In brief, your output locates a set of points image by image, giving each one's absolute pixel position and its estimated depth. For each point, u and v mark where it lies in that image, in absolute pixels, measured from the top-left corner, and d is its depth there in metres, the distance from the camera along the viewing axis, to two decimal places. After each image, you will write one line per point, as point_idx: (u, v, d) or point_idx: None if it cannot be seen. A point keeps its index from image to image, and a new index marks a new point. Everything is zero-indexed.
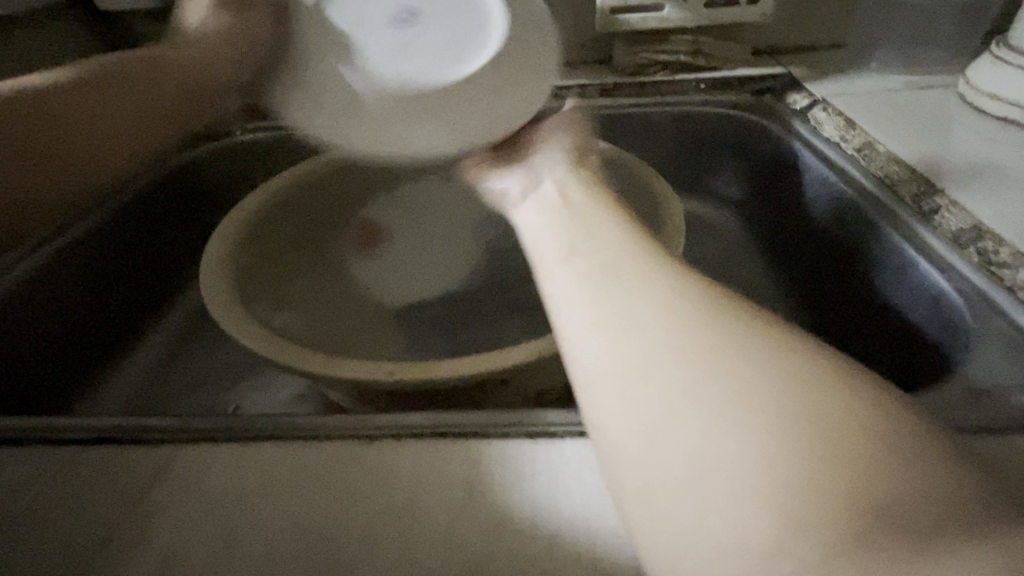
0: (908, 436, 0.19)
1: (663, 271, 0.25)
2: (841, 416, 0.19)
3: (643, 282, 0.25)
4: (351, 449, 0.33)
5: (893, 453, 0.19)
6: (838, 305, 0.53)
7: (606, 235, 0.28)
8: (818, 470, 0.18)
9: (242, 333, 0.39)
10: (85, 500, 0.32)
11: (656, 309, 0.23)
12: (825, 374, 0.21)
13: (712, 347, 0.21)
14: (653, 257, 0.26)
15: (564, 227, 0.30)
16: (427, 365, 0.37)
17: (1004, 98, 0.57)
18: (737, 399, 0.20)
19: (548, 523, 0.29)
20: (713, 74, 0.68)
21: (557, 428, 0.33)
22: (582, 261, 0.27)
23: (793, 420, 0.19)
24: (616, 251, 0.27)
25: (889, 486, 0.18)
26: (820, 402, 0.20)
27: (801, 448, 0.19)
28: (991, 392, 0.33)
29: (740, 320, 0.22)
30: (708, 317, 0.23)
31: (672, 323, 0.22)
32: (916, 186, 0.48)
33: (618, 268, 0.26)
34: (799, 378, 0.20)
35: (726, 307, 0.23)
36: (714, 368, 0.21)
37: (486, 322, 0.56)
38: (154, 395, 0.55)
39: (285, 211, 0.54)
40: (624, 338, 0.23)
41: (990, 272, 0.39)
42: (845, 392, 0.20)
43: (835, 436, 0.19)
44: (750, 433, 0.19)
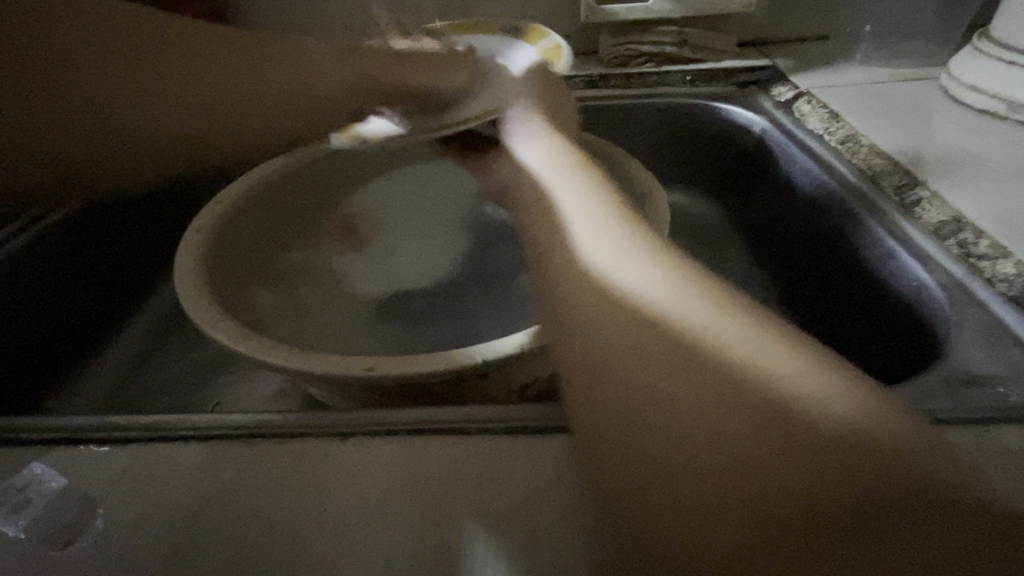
0: (853, 396, 0.21)
1: (638, 256, 0.28)
2: (798, 386, 0.21)
3: (620, 259, 0.28)
4: (327, 444, 0.33)
5: (859, 443, 0.20)
6: (821, 298, 0.53)
7: (593, 215, 0.31)
8: (776, 435, 0.20)
9: (215, 327, 0.39)
10: (48, 498, 0.31)
11: (633, 284, 0.26)
12: (785, 361, 0.22)
13: (683, 335, 0.24)
14: (632, 233, 0.29)
15: (549, 215, 0.33)
16: (406, 359, 0.37)
17: (985, 90, 0.57)
18: (710, 390, 0.22)
19: (525, 518, 0.29)
20: (698, 65, 0.68)
21: (534, 423, 0.33)
22: (566, 251, 0.30)
23: (751, 387, 0.22)
24: (593, 238, 0.29)
25: (852, 470, 0.19)
26: (785, 390, 0.21)
27: (761, 414, 0.21)
28: (971, 381, 0.32)
29: (702, 307, 0.25)
30: (673, 303, 0.25)
31: (646, 297, 0.25)
32: (898, 177, 0.48)
33: (599, 247, 0.29)
34: (764, 364, 0.22)
35: (694, 295, 0.25)
36: (680, 336, 0.24)
37: (470, 317, 0.56)
38: (130, 393, 0.54)
39: (259, 205, 0.53)
40: (615, 330, 0.25)
41: (969, 263, 0.39)
42: (788, 355, 0.22)
43: (784, 403, 0.21)
44: (723, 425, 0.21)
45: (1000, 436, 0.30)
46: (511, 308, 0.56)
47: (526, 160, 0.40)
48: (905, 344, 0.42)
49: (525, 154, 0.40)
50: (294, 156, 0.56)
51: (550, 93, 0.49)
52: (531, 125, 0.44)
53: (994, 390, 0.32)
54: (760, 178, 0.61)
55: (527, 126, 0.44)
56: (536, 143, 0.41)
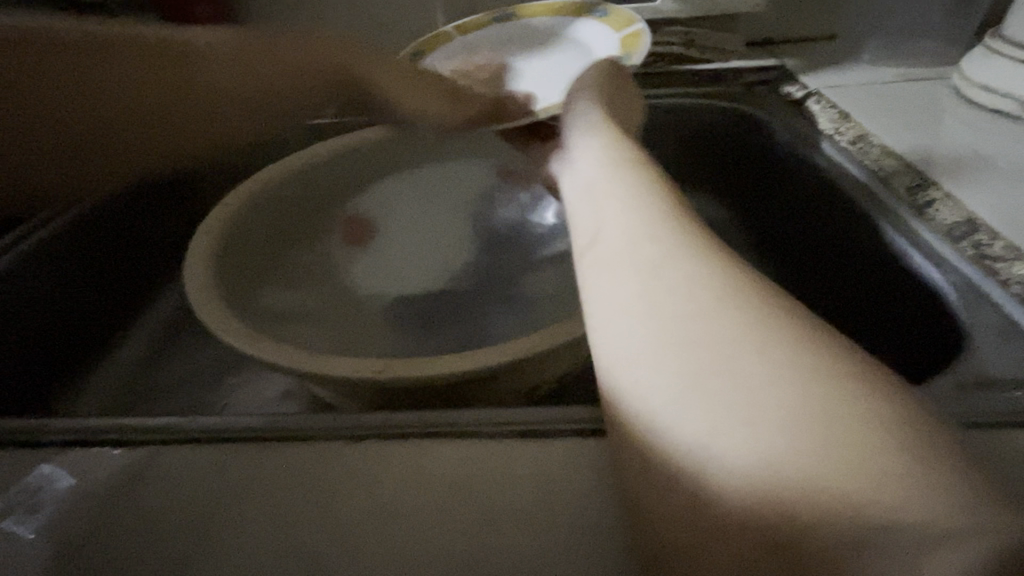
0: (901, 458, 0.19)
1: (682, 254, 0.26)
2: (836, 462, 0.19)
3: (656, 281, 0.25)
4: (337, 447, 0.33)
5: (889, 446, 0.19)
6: (833, 299, 0.53)
7: (637, 220, 0.28)
8: (780, 504, 0.19)
9: (225, 330, 0.39)
10: (59, 498, 0.31)
11: (663, 312, 0.24)
12: (827, 366, 0.21)
13: (726, 337, 0.23)
14: (675, 251, 0.26)
15: (589, 215, 0.31)
16: (416, 361, 0.37)
17: (997, 90, 0.56)
18: (739, 393, 0.21)
19: (538, 522, 0.29)
20: (707, 64, 0.67)
21: (544, 426, 0.32)
22: (604, 246, 0.28)
23: (782, 434, 0.20)
24: (639, 231, 0.28)
25: (882, 476, 0.18)
26: (823, 395, 0.20)
27: (780, 462, 0.20)
28: (987, 385, 0.32)
29: (745, 308, 0.23)
30: (717, 304, 0.24)
31: (676, 330, 0.24)
32: (910, 178, 0.48)
33: (635, 258, 0.27)
34: (805, 369, 0.21)
35: (739, 295, 0.24)
36: (707, 375, 0.22)
37: (477, 318, 0.56)
38: (138, 393, 0.54)
39: (267, 206, 0.53)
40: (646, 329, 0.24)
41: (984, 265, 0.39)
42: (845, 399, 0.20)
43: (827, 429, 0.20)
44: (750, 427, 0.21)
45: (1014, 440, 0.29)
46: (520, 310, 0.56)
47: (578, 145, 0.37)
48: (922, 347, 0.42)
49: (578, 143, 0.37)
50: (299, 157, 0.56)
51: (603, 83, 0.43)
52: (590, 109, 0.39)
53: (1011, 394, 0.31)
54: (771, 178, 0.61)
55: (582, 109, 0.40)
56: (588, 127, 0.37)
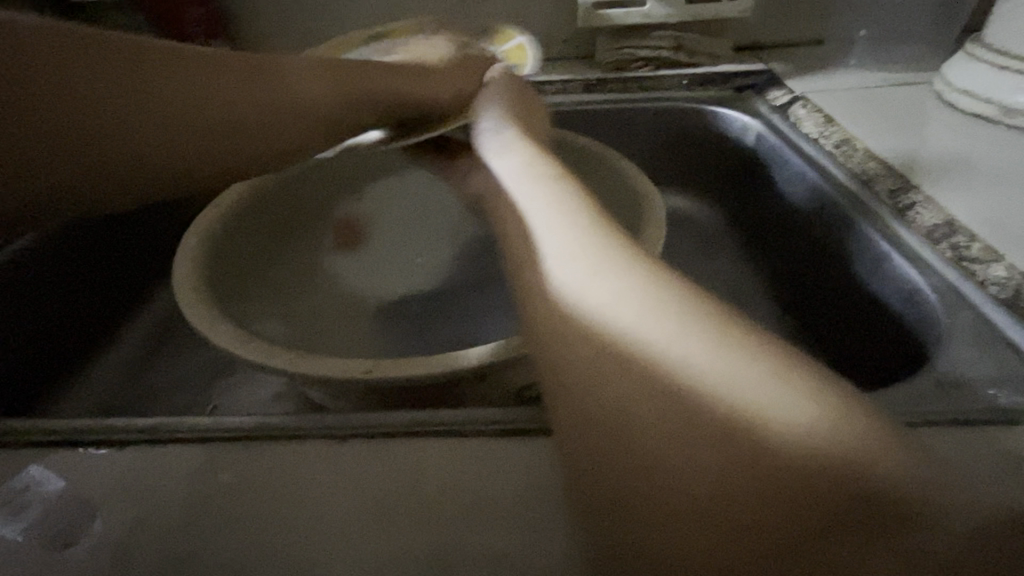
0: (863, 428, 0.21)
1: (628, 259, 0.29)
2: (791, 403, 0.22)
3: (610, 261, 0.29)
4: (323, 447, 0.33)
5: (860, 430, 0.21)
6: (816, 301, 0.53)
7: (573, 218, 0.32)
8: (800, 466, 0.21)
9: (214, 330, 0.39)
10: (49, 501, 0.31)
11: (633, 287, 0.27)
12: (784, 357, 0.24)
13: (681, 338, 0.24)
14: (602, 236, 0.30)
15: (543, 219, 0.33)
16: (403, 361, 0.37)
17: (978, 95, 0.57)
18: (715, 392, 0.23)
19: (523, 520, 0.29)
20: (694, 69, 0.68)
21: (530, 425, 0.33)
22: (561, 259, 0.30)
23: (770, 434, 0.22)
24: (578, 239, 0.30)
25: (859, 456, 0.20)
26: (789, 387, 0.22)
27: (788, 466, 0.21)
28: (964, 383, 0.33)
29: (695, 306, 0.26)
30: (669, 303, 0.26)
31: (641, 308, 0.26)
32: (892, 182, 0.48)
33: (579, 250, 0.30)
34: (762, 360, 0.23)
35: (680, 291, 0.27)
36: (681, 349, 0.24)
37: (467, 319, 0.56)
38: (128, 396, 0.54)
39: (256, 210, 0.53)
40: (618, 345, 0.25)
41: (962, 267, 0.40)
42: (801, 381, 0.23)
43: (807, 429, 0.21)
44: (732, 426, 0.22)
45: (992, 439, 0.30)
46: (509, 311, 0.56)
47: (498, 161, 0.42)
48: (890, 351, 0.43)
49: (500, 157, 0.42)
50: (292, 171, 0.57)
51: None
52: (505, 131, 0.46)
53: (987, 392, 0.32)
54: (756, 180, 0.61)
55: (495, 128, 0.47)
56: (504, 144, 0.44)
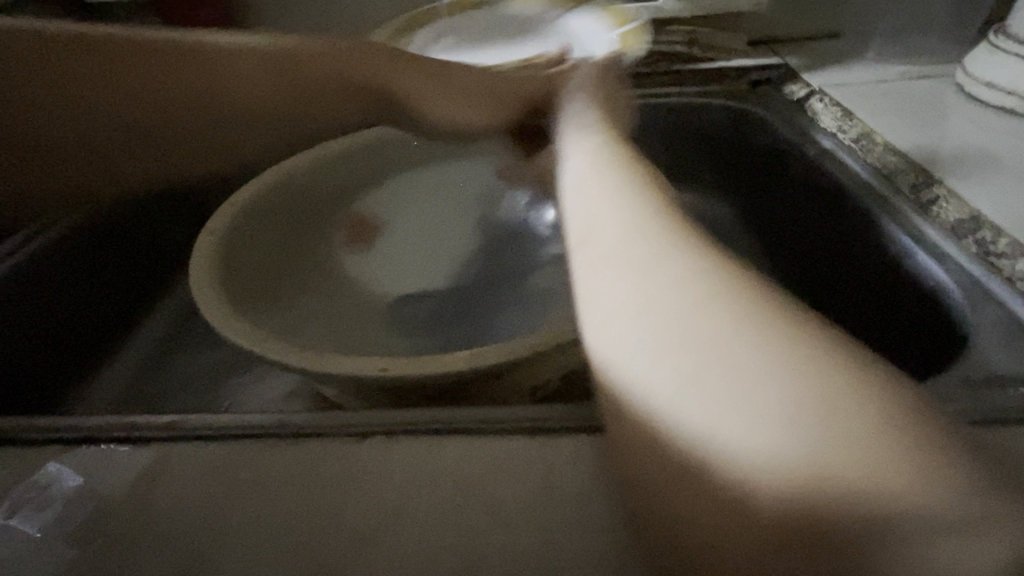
0: (904, 462, 0.19)
1: (687, 257, 0.26)
2: (825, 428, 0.20)
3: (667, 261, 0.26)
4: (340, 445, 0.33)
5: (900, 464, 0.19)
6: (834, 298, 0.53)
7: (631, 215, 0.28)
8: (804, 497, 0.20)
9: (230, 329, 0.39)
10: (69, 498, 0.32)
11: (692, 292, 0.24)
12: (862, 383, 0.21)
13: (727, 354, 0.22)
14: (652, 241, 0.27)
15: (603, 202, 0.30)
16: (419, 360, 0.37)
17: (1001, 87, 0.56)
18: (750, 408, 0.21)
19: (542, 520, 0.29)
20: (709, 63, 0.67)
21: (548, 423, 0.32)
22: (615, 255, 0.27)
23: (800, 461, 0.20)
24: (632, 231, 0.28)
25: (882, 487, 0.19)
26: (845, 419, 0.20)
27: (803, 494, 0.20)
28: (992, 382, 0.32)
29: (768, 323, 0.22)
30: (733, 316, 0.23)
31: (679, 326, 0.23)
32: (914, 176, 0.47)
33: (629, 256, 0.27)
34: (837, 384, 0.21)
35: (750, 303, 0.23)
36: (716, 383, 0.22)
37: (480, 315, 0.56)
38: (144, 394, 0.54)
39: (266, 208, 0.53)
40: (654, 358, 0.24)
41: (988, 262, 0.39)
42: (864, 409, 0.20)
43: (833, 463, 0.20)
44: (758, 446, 0.21)
45: (1022, 439, 0.29)
46: (521, 308, 0.56)
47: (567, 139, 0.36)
48: (914, 344, 0.43)
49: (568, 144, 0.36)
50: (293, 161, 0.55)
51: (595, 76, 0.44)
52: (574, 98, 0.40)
53: (1018, 391, 0.31)
54: (773, 175, 0.61)
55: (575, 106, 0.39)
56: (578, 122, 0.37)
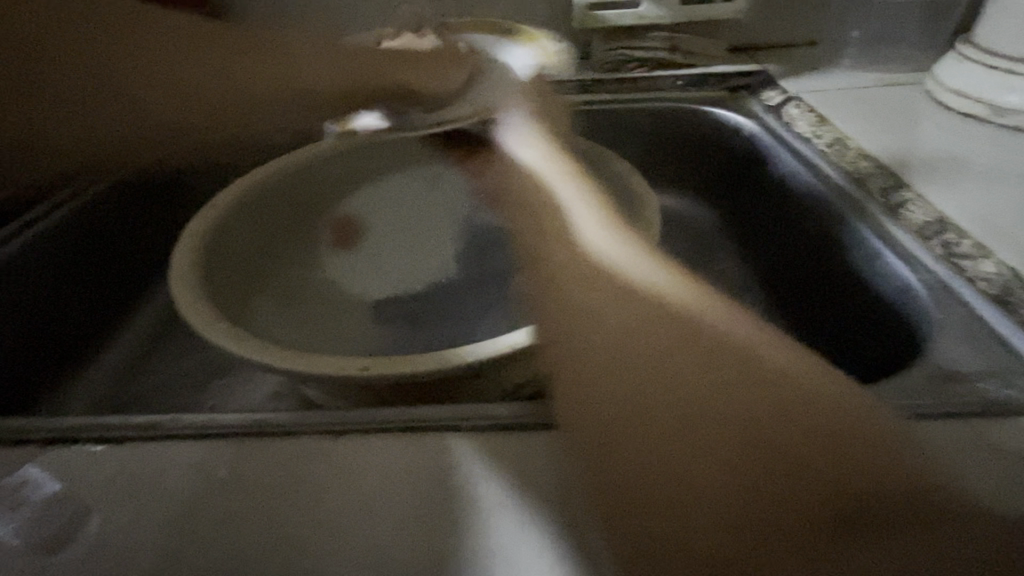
0: (853, 421, 0.24)
1: (664, 269, 0.32)
2: (791, 402, 0.25)
3: (655, 276, 0.31)
4: (320, 444, 0.33)
5: (848, 426, 0.24)
6: (808, 298, 0.54)
7: (614, 235, 0.35)
8: (793, 462, 0.24)
9: (210, 329, 0.39)
10: (46, 498, 0.32)
11: (676, 300, 0.30)
12: (811, 368, 0.27)
13: (707, 345, 0.27)
14: (613, 235, 0.35)
15: (598, 226, 0.36)
16: (398, 359, 0.37)
17: (969, 95, 0.58)
18: (733, 387, 0.26)
19: (518, 516, 0.29)
20: (689, 70, 0.69)
21: (527, 420, 0.33)
22: (613, 266, 0.32)
23: (783, 430, 0.24)
24: (623, 250, 0.34)
25: (844, 443, 0.24)
26: (805, 394, 0.25)
27: (792, 461, 0.24)
28: (955, 377, 0.33)
29: (736, 324, 0.28)
30: (711, 321, 0.28)
31: (670, 325, 0.28)
32: (884, 180, 0.49)
33: (624, 267, 0.32)
34: (797, 368, 0.26)
35: (723, 312, 0.29)
36: (704, 367, 0.27)
37: (464, 316, 0.56)
38: (125, 396, 0.54)
39: (250, 210, 0.53)
40: (654, 353, 0.27)
41: (952, 263, 0.40)
42: (818, 386, 0.26)
43: (808, 428, 0.24)
44: (744, 421, 0.25)
45: (985, 432, 0.30)
46: (504, 310, 0.56)
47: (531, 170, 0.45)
48: (870, 347, 0.45)
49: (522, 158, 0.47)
50: (280, 165, 0.55)
51: None
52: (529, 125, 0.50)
53: (978, 386, 0.32)
54: (750, 180, 0.62)
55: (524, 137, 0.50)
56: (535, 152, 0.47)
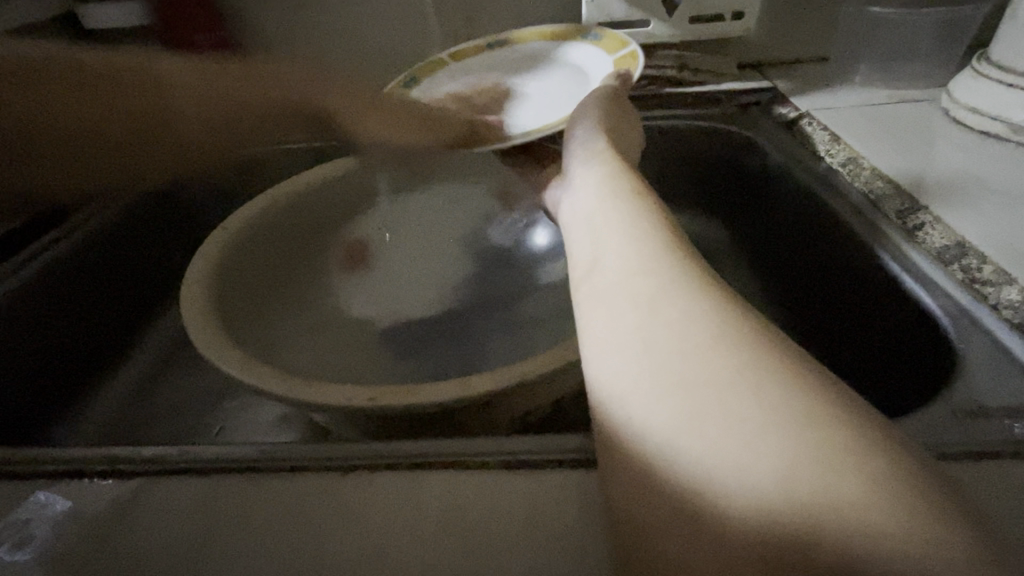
0: (891, 496, 0.19)
1: (680, 290, 0.27)
2: (807, 463, 0.20)
3: (672, 300, 0.27)
4: (328, 479, 0.33)
5: (877, 501, 0.19)
6: (822, 320, 0.54)
7: (637, 246, 0.30)
8: (794, 535, 0.20)
9: (222, 358, 0.39)
10: (52, 530, 0.31)
11: (682, 336, 0.25)
12: (857, 430, 0.21)
13: (714, 384, 0.23)
14: (638, 251, 0.30)
15: (620, 233, 0.32)
16: (407, 389, 0.37)
17: (986, 113, 0.57)
18: (737, 438, 0.22)
19: (527, 556, 0.29)
20: (699, 87, 0.68)
21: (537, 456, 0.32)
22: (629, 289, 0.28)
23: (786, 490, 0.20)
24: (641, 262, 0.29)
25: (867, 516, 0.19)
26: (828, 456, 0.20)
27: (796, 527, 0.20)
28: (982, 412, 0.32)
29: (767, 367, 0.23)
30: (733, 359, 0.24)
31: (671, 362, 0.25)
32: (900, 201, 0.48)
33: (636, 289, 0.28)
34: (833, 431, 0.21)
35: (756, 352, 0.24)
36: (698, 414, 0.23)
37: (472, 340, 0.56)
38: (135, 419, 0.54)
39: (262, 233, 0.54)
40: (654, 395, 0.25)
41: (974, 289, 0.39)
42: (848, 449, 0.20)
43: (813, 497, 0.20)
44: (742, 477, 0.21)
45: (1009, 471, 0.29)
46: (513, 334, 0.56)
47: (577, 169, 0.41)
48: (894, 375, 0.44)
49: (581, 165, 0.41)
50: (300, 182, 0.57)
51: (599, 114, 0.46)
52: (592, 133, 0.43)
53: (1006, 422, 0.31)
54: (765, 201, 0.61)
55: (584, 135, 0.44)
56: (590, 153, 0.41)
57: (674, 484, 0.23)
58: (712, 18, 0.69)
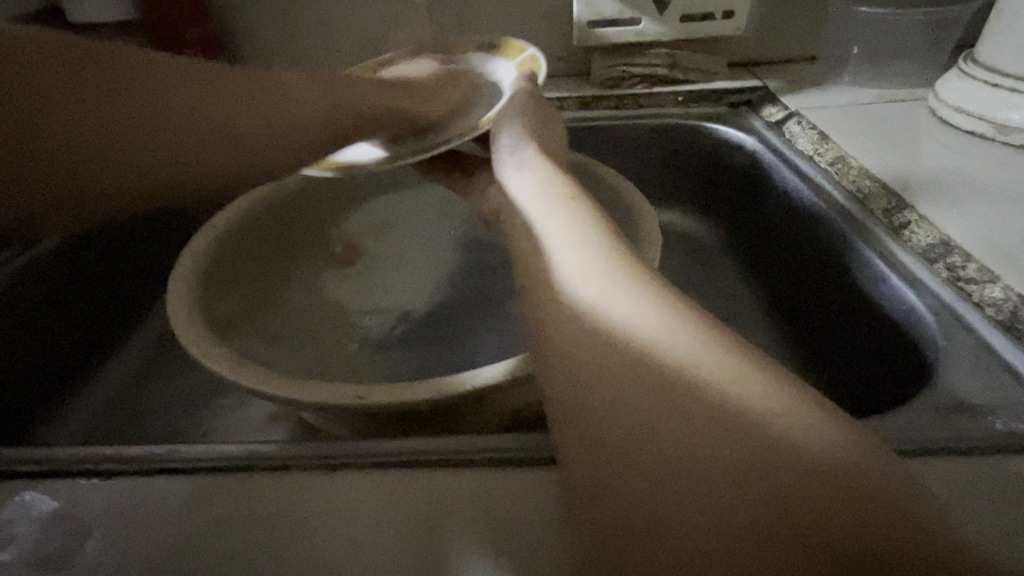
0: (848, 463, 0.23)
1: (638, 290, 0.29)
2: (786, 447, 0.23)
3: (633, 301, 0.29)
4: (315, 477, 0.32)
5: (843, 469, 0.23)
6: (807, 318, 0.54)
7: (592, 251, 0.32)
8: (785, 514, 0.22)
9: (208, 357, 0.38)
10: (36, 530, 0.31)
11: (650, 334, 0.27)
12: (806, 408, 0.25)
13: (687, 378, 0.26)
14: (597, 255, 0.32)
15: (572, 238, 0.34)
16: (395, 388, 0.36)
17: (972, 113, 0.57)
18: (716, 427, 0.24)
19: (514, 554, 0.29)
20: (690, 86, 0.68)
21: (524, 454, 0.32)
22: (592, 292, 0.30)
23: (767, 473, 0.23)
24: (596, 265, 0.31)
25: (836, 484, 0.22)
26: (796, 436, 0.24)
27: (783, 506, 0.22)
28: (965, 409, 0.32)
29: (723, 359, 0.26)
30: (696, 353, 0.26)
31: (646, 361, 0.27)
32: (887, 201, 0.48)
33: (600, 291, 0.30)
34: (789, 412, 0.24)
35: (712, 347, 0.27)
36: (676, 407, 0.25)
37: (462, 339, 0.56)
38: (122, 419, 0.54)
39: (249, 230, 0.53)
40: (635, 392, 0.26)
41: (958, 287, 0.39)
42: (806, 427, 0.24)
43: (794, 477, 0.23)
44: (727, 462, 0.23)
45: (990, 467, 0.29)
46: (502, 333, 0.56)
47: (513, 178, 0.42)
48: (872, 372, 0.44)
49: (518, 174, 0.42)
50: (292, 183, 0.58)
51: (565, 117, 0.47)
52: (522, 142, 0.46)
53: (988, 419, 0.32)
54: (753, 200, 0.62)
55: (513, 144, 0.46)
56: (523, 164, 0.43)
57: (664, 481, 0.24)
58: (703, 17, 0.69)
